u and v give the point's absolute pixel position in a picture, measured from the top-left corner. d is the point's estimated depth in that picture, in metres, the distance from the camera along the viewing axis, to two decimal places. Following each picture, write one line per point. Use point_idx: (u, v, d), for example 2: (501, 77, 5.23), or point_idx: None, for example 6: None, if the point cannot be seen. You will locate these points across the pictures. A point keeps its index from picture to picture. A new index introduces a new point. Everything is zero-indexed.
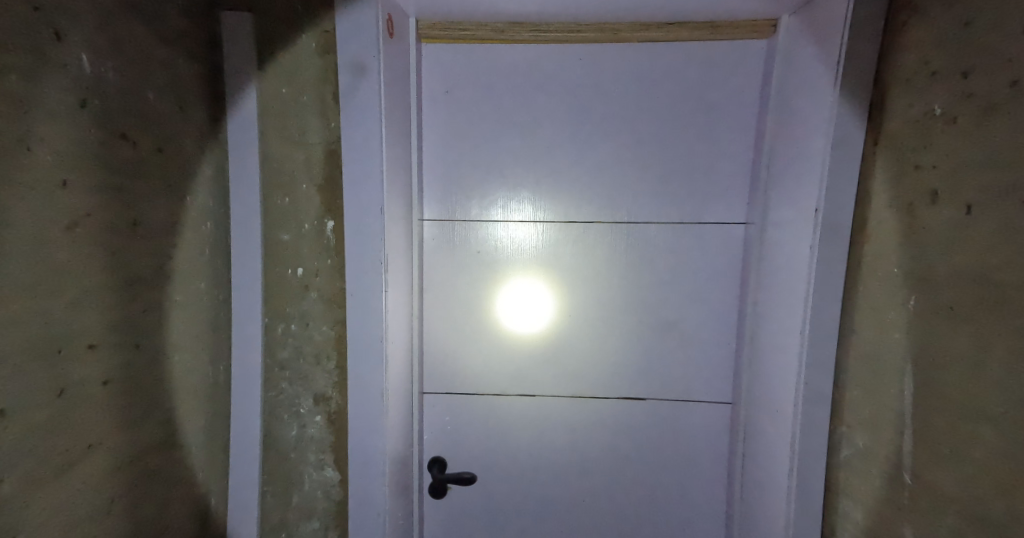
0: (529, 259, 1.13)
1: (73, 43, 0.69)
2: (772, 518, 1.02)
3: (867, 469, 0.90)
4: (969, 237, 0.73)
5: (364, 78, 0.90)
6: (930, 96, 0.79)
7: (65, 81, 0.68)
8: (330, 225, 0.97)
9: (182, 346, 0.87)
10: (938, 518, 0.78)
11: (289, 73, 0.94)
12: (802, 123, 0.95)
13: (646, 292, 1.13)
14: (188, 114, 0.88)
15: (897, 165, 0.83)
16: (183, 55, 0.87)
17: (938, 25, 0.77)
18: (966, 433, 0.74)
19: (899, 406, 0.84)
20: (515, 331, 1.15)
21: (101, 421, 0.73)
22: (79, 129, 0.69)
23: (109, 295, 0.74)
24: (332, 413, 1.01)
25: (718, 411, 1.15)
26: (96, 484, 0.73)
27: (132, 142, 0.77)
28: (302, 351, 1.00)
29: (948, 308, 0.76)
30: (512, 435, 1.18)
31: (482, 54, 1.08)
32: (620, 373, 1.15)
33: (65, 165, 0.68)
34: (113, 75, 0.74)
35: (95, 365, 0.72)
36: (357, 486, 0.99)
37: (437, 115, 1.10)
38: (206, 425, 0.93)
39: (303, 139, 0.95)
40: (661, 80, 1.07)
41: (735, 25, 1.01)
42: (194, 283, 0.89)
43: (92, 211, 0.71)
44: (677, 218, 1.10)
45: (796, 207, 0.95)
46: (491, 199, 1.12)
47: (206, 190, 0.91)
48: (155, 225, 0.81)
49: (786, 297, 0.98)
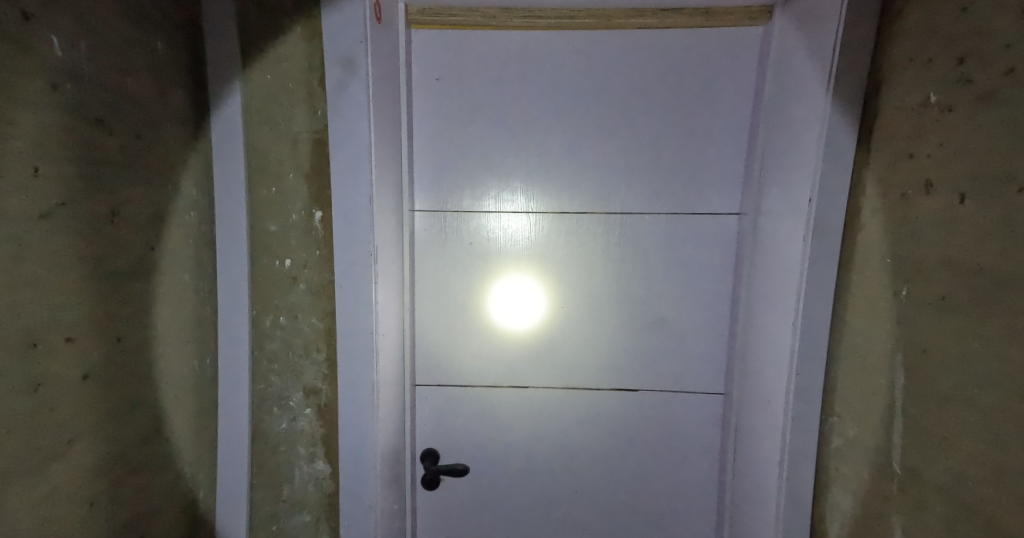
0: (520, 251, 1.11)
1: (42, 25, 0.66)
2: (762, 509, 1.02)
3: (857, 459, 0.90)
4: (961, 228, 0.73)
5: (352, 65, 0.88)
6: (926, 84, 0.78)
7: (34, 65, 0.65)
8: (318, 215, 0.95)
9: (167, 339, 0.86)
10: (926, 505, 0.78)
11: (275, 59, 0.92)
12: (795, 112, 0.94)
13: (639, 283, 1.12)
14: (169, 101, 0.85)
15: (891, 154, 0.83)
16: (162, 39, 0.84)
17: (936, 11, 0.76)
18: (955, 421, 0.74)
19: (888, 394, 0.84)
20: (506, 323, 1.14)
21: (81, 416, 0.72)
22: (51, 114, 0.67)
23: (87, 286, 0.72)
24: (322, 406, 1.00)
25: (710, 402, 1.15)
26: (76, 480, 0.72)
27: (109, 129, 0.75)
28: (291, 343, 0.99)
29: (939, 296, 0.76)
30: (504, 428, 1.18)
31: (472, 41, 1.05)
32: (612, 365, 1.15)
33: (36, 151, 0.66)
34: (87, 60, 0.72)
35: (73, 358, 0.71)
36: (346, 479, 0.98)
37: (426, 103, 1.08)
38: (193, 418, 0.92)
39: (289, 129, 0.94)
40: (655, 68, 1.05)
41: (729, 12, 1.00)
42: (179, 273, 0.88)
43: (67, 199, 0.69)
44: (671, 208, 1.09)
45: (789, 197, 0.94)
46: (483, 189, 1.10)
47: (191, 180, 0.89)
48: (137, 216, 0.80)
49: (779, 289, 0.97)
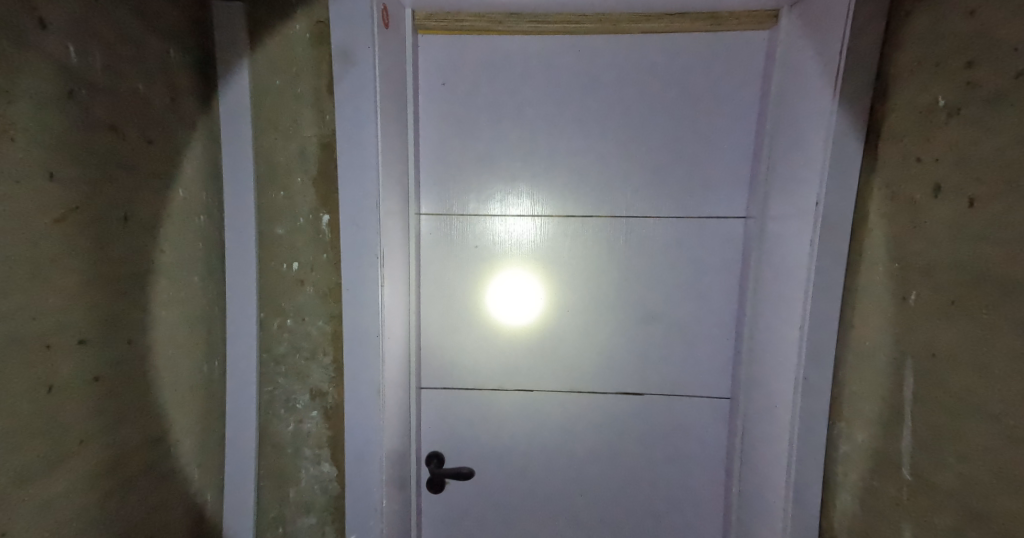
0: (525, 253, 1.12)
1: (58, 32, 0.68)
2: (769, 513, 1.01)
3: (865, 463, 0.89)
4: (970, 230, 0.72)
5: (359, 70, 0.89)
6: (934, 87, 0.77)
7: (48, 70, 0.67)
8: (325, 218, 0.96)
9: (175, 340, 0.86)
10: (936, 510, 0.77)
11: (283, 63, 0.93)
12: (802, 116, 0.94)
13: (645, 286, 1.12)
14: (180, 105, 0.86)
15: (898, 158, 0.83)
16: (173, 45, 0.85)
17: (945, 15, 0.76)
18: (965, 426, 0.73)
19: (896, 398, 0.83)
20: (512, 324, 1.14)
21: (91, 418, 0.73)
22: (65, 119, 0.68)
23: (98, 289, 0.73)
24: (328, 408, 1.01)
25: (717, 405, 1.14)
26: (86, 480, 0.73)
27: (121, 133, 0.76)
28: (298, 345, 0.99)
29: (949, 301, 0.75)
30: (509, 431, 1.18)
31: (479, 45, 1.06)
32: (616, 367, 1.14)
33: (50, 156, 0.67)
34: (100, 66, 0.73)
35: (85, 360, 0.72)
36: (353, 481, 0.98)
37: (433, 107, 1.08)
38: (201, 419, 0.92)
39: (296, 133, 0.94)
40: (660, 72, 1.05)
41: (735, 16, 0.99)
42: (187, 276, 0.88)
43: (80, 203, 0.71)
44: (677, 212, 1.09)
45: (796, 201, 0.94)
46: (488, 193, 1.10)
47: (200, 183, 0.90)
48: (148, 219, 0.80)
49: (785, 293, 0.97)
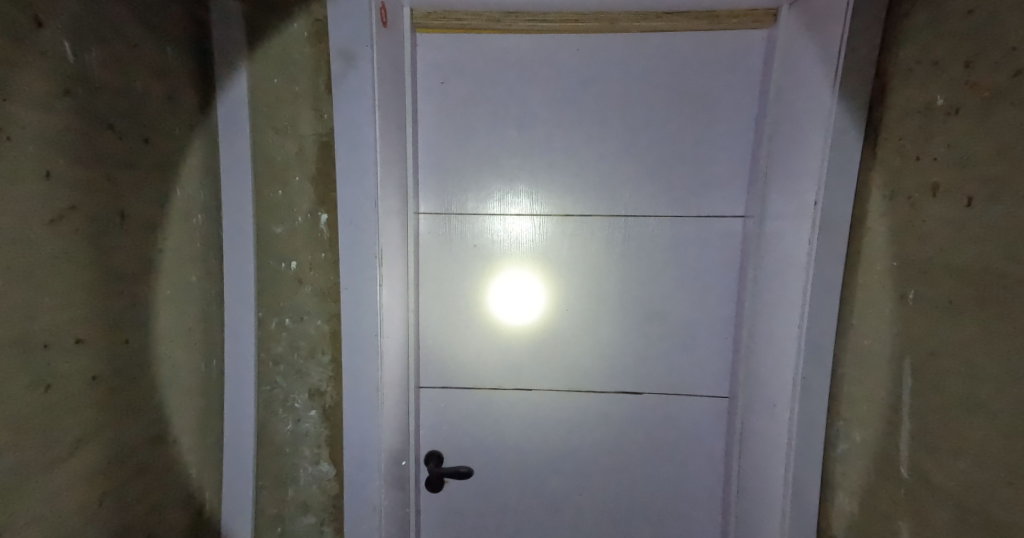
0: (524, 253, 1.11)
1: (54, 30, 0.67)
2: (768, 512, 1.01)
3: (863, 462, 0.89)
4: (968, 230, 0.72)
5: (357, 68, 0.89)
6: (933, 86, 0.77)
7: (45, 68, 0.66)
8: (323, 217, 0.96)
9: (172, 340, 0.86)
10: (934, 509, 0.77)
11: (281, 62, 0.93)
12: (801, 115, 0.93)
13: (644, 285, 1.12)
14: (178, 104, 0.86)
15: (897, 157, 0.83)
16: (170, 43, 0.85)
17: (944, 13, 0.76)
18: (963, 425, 0.74)
19: (895, 397, 0.84)
20: (511, 323, 1.14)
21: (88, 417, 0.72)
22: (61, 118, 0.68)
23: (95, 289, 0.73)
24: (328, 408, 1.01)
25: (715, 404, 1.15)
26: (84, 480, 0.72)
27: (117, 132, 0.76)
28: (297, 345, 0.99)
29: (946, 300, 0.75)
30: (508, 430, 1.18)
31: (477, 44, 1.06)
32: (615, 366, 1.14)
33: (46, 154, 0.67)
34: (97, 64, 0.73)
35: (83, 359, 0.72)
36: (351, 480, 0.98)
37: (432, 105, 1.08)
38: (200, 418, 0.92)
39: (295, 131, 0.94)
40: (659, 71, 1.05)
41: (735, 15, 0.99)
42: (185, 275, 0.88)
43: (76, 202, 0.70)
44: (676, 211, 1.09)
45: (795, 200, 0.94)
46: (487, 192, 1.10)
47: (197, 181, 0.90)
48: (144, 218, 0.80)
49: (784, 292, 0.97)
